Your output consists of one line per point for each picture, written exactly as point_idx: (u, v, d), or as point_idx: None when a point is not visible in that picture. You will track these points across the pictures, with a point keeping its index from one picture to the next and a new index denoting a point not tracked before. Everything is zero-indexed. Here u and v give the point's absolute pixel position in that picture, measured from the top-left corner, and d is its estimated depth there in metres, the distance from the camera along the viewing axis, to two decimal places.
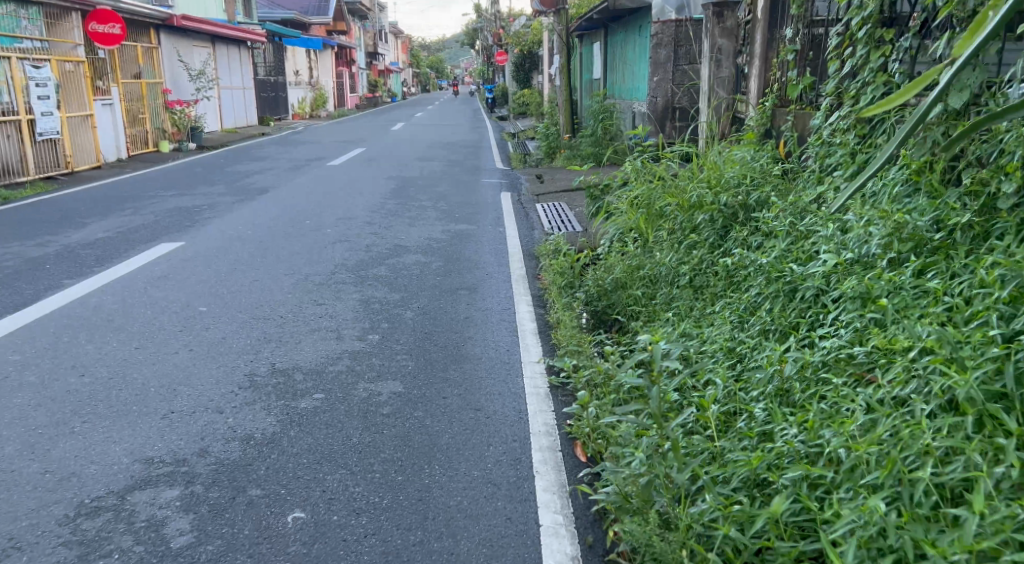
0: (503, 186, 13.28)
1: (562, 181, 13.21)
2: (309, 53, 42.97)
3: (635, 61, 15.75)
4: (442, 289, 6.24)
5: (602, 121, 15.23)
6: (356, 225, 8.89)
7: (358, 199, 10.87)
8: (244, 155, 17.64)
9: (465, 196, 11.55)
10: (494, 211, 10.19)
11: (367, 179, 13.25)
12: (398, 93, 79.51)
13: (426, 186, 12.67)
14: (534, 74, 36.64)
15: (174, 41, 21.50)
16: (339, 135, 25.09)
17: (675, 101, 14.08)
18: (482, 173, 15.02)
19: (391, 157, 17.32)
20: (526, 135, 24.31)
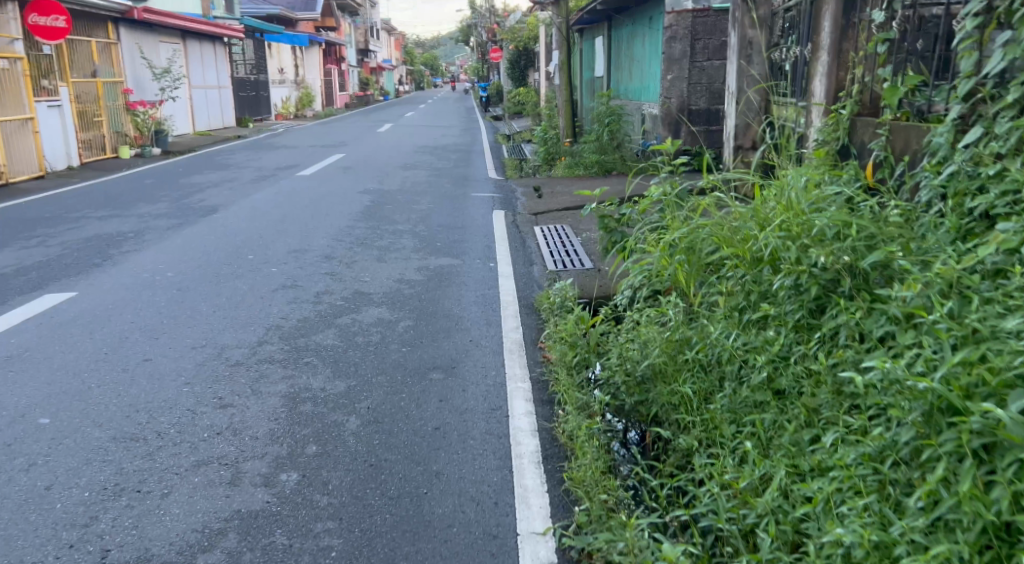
0: (497, 201, 11.59)
1: (565, 195, 11.58)
2: (295, 50, 41.30)
3: (644, 57, 14.12)
4: (407, 371, 4.52)
5: (609, 125, 13.56)
6: (310, 262, 7.16)
7: (322, 222, 9.13)
8: (209, 163, 15.90)
9: (451, 216, 9.82)
10: (484, 238, 8.48)
11: (338, 194, 11.52)
12: (390, 91, 77.61)
13: (406, 202, 10.93)
14: (530, 71, 34.89)
15: (136, 36, 19.72)
16: (321, 138, 23.40)
17: (691, 102, 12.62)
18: (472, 184, 13.31)
19: (371, 165, 15.57)
20: (522, 138, 22.60)
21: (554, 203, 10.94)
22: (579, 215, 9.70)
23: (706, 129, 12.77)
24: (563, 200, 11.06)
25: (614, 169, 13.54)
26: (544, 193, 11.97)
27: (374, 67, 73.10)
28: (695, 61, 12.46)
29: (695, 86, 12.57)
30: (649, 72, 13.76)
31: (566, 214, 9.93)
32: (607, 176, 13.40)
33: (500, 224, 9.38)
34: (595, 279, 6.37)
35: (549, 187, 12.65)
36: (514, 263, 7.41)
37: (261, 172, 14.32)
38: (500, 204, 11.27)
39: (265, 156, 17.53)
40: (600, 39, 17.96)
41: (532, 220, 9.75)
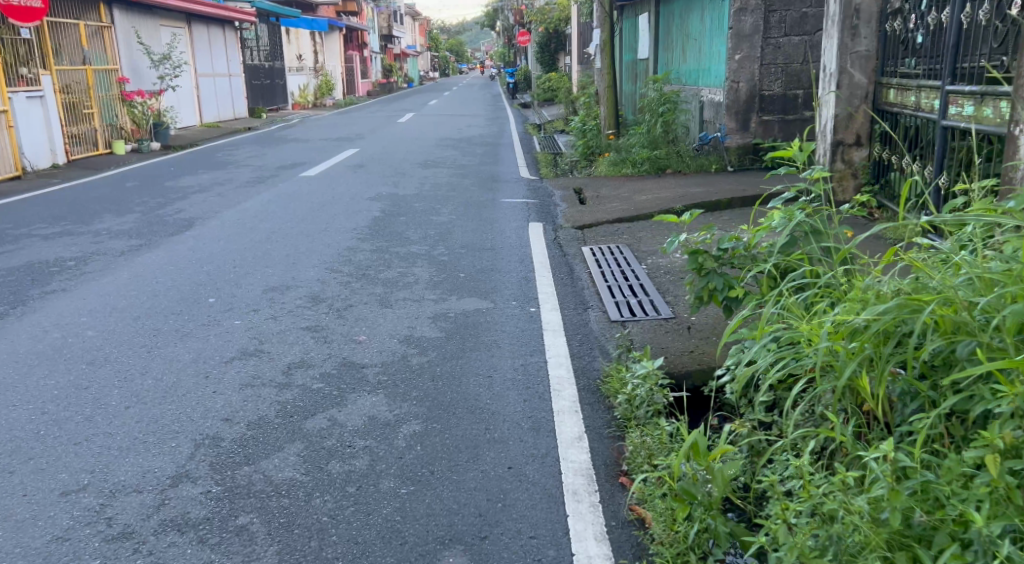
0: (532, 210, 9.72)
1: (615, 202, 9.74)
2: (313, 36, 39.64)
3: (700, 36, 12.32)
4: (404, 556, 2.69)
5: (662, 115, 11.75)
6: (289, 308, 5.31)
7: (315, 244, 7.29)
8: (206, 162, 14.16)
9: (477, 235, 7.95)
10: (521, 265, 6.64)
11: (342, 202, 9.69)
12: (414, 79, 75.80)
13: (424, 214, 9.07)
14: (559, 55, 32.97)
15: (133, 19, 18.01)
16: (337, 129, 21.70)
17: (763, 86, 10.95)
18: (503, 187, 11.44)
19: (387, 163, 13.74)
20: (554, 130, 20.74)
21: (603, 213, 9.08)
22: (637, 233, 7.78)
23: (781, 119, 11.08)
24: (614, 210, 9.20)
25: (666, 167, 11.66)
26: (589, 200, 10.09)
27: (398, 54, 71.33)
28: (768, 37, 10.77)
29: (768, 68, 10.88)
30: (709, 51, 11.91)
31: (620, 229, 8.03)
32: (661, 175, 11.52)
33: (539, 245, 7.50)
34: (685, 351, 4.47)
35: (594, 190, 10.77)
36: (564, 311, 5.50)
37: (261, 173, 12.53)
38: (537, 214, 9.38)
39: (270, 152, 15.75)
40: (645, 17, 16.03)
41: (579, 237, 7.85)
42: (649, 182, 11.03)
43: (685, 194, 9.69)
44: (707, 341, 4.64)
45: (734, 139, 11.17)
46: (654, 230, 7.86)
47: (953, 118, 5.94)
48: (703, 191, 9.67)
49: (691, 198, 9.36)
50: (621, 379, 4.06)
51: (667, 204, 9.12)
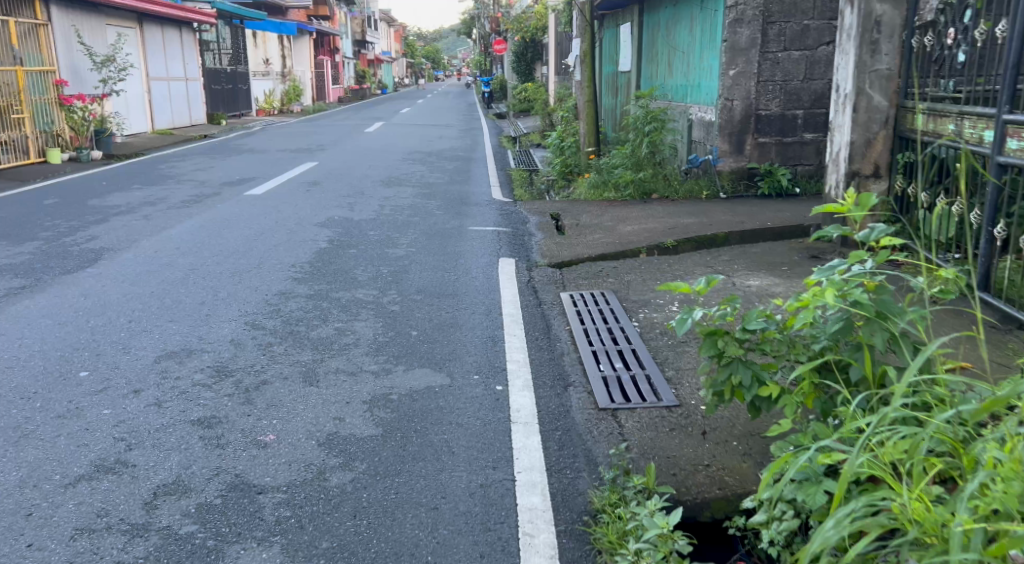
0: (502, 241, 8.59)
1: (597, 233, 8.66)
2: (281, 40, 38.36)
3: (689, 49, 11.30)
4: None
5: (648, 135, 10.69)
6: (182, 389, 4.12)
7: (240, 288, 6.09)
8: (145, 176, 12.92)
9: (437, 275, 6.79)
10: (486, 323, 5.49)
11: (285, 230, 8.51)
12: (389, 85, 74.56)
13: (378, 246, 7.90)
14: (537, 65, 31.91)
15: (73, 17, 16.70)
16: (299, 139, 20.45)
17: (759, 105, 9.89)
18: (470, 211, 10.32)
19: (346, 180, 12.57)
20: (529, 144, 19.66)
21: (584, 249, 7.99)
22: (625, 276, 6.68)
23: (778, 142, 9.98)
24: (596, 245, 8.10)
25: (652, 192, 10.60)
26: (567, 230, 9.00)
27: (372, 59, 70.07)
28: (765, 51, 9.72)
29: (765, 86, 9.82)
30: (699, 65, 10.90)
31: (604, 270, 6.93)
32: (646, 200, 10.45)
33: (510, 290, 6.35)
34: (702, 468, 3.35)
35: (573, 217, 9.70)
36: (538, 391, 4.35)
37: (203, 191, 11.32)
38: (507, 247, 8.26)
39: (220, 166, 14.53)
40: (628, 26, 14.99)
41: (556, 279, 6.73)
42: (635, 209, 9.96)
43: (675, 224, 8.62)
44: (728, 449, 3.50)
45: (727, 162, 10.10)
46: (643, 272, 6.76)
47: (1011, 154, 4.89)
48: (697, 222, 8.59)
49: (683, 230, 8.29)
50: (620, 534, 2.89)
51: (656, 238, 8.05)
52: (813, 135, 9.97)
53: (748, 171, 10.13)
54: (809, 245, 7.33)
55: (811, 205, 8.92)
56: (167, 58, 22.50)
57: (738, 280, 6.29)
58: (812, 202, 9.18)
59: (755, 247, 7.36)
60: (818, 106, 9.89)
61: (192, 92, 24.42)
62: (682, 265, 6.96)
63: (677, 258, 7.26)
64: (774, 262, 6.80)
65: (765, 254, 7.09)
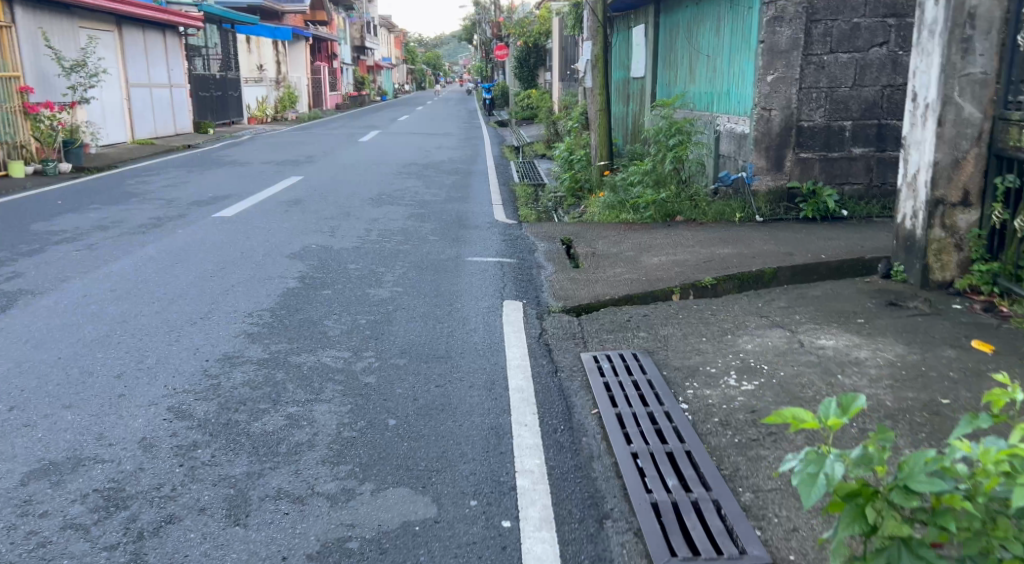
0: (507, 275, 7.30)
1: (618, 266, 7.37)
2: (276, 45, 37.21)
3: (716, 51, 10.05)
4: None
5: (672, 148, 9.39)
6: (44, 540, 2.87)
7: (174, 352, 4.82)
8: (108, 194, 11.68)
9: (426, 328, 5.50)
10: (488, 404, 4.20)
11: (250, 264, 7.24)
12: (389, 91, 73.38)
13: (357, 286, 6.62)
14: (540, 71, 30.66)
15: (40, 19, 15.53)
16: (288, 149, 19.21)
17: (801, 115, 8.59)
18: (468, 236, 9.05)
19: (330, 199, 11.31)
20: (534, 154, 18.39)
21: (604, 287, 6.70)
22: (660, 329, 5.39)
23: (822, 157, 8.67)
24: (619, 282, 6.82)
25: (676, 214, 9.33)
26: (582, 261, 7.72)
27: (371, 65, 68.90)
28: (808, 53, 8.43)
29: (808, 93, 8.53)
30: (729, 70, 9.65)
31: (632, 319, 5.64)
32: (669, 223, 9.18)
33: (517, 351, 5.05)
34: None
35: (588, 244, 8.43)
36: (562, 530, 3.05)
37: (167, 212, 10.08)
38: (512, 284, 6.98)
39: (195, 181, 13.28)
40: (642, 29, 13.72)
41: (575, 332, 5.43)
42: (658, 234, 8.68)
43: (710, 255, 7.34)
44: None
45: (764, 180, 8.79)
46: (682, 323, 5.47)
47: None
48: (735, 254, 7.31)
49: (721, 264, 7.00)
50: None
51: (690, 274, 6.77)
52: (863, 150, 8.64)
53: (787, 192, 8.82)
54: (879, 286, 6.04)
55: (866, 233, 7.60)
56: (149, 64, 21.49)
57: (804, 337, 5.00)
58: (866, 228, 7.88)
59: (814, 288, 6.07)
60: (869, 116, 8.56)
61: (177, 101, 23.37)
62: (729, 313, 5.68)
63: (720, 302, 5.98)
64: (842, 310, 5.51)
65: (829, 299, 5.79)
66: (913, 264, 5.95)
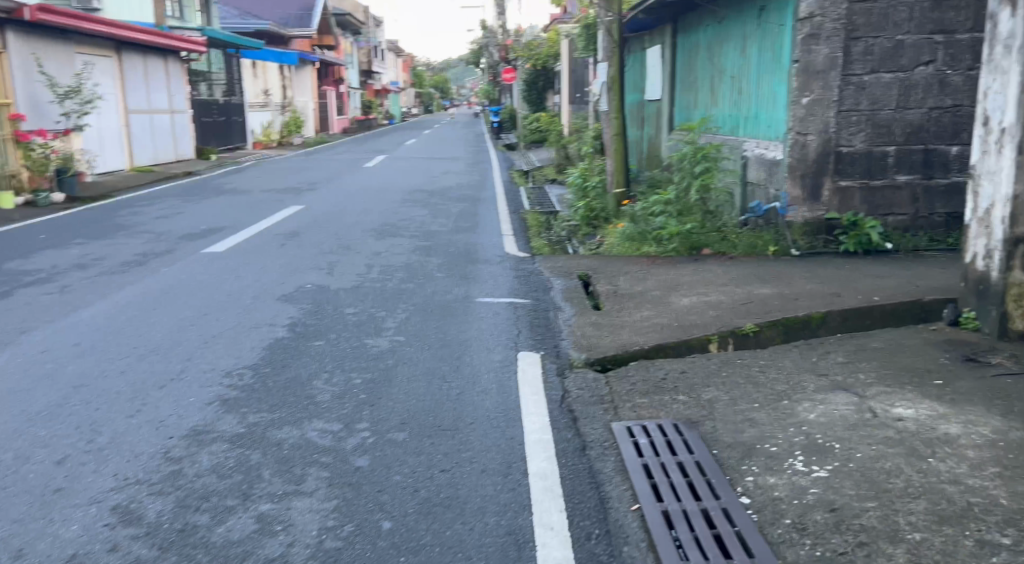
0: (521, 319, 6.58)
1: (644, 308, 6.64)
2: (282, 70, 36.80)
3: (743, 72, 9.38)
4: None
5: (696, 176, 8.68)
6: None
7: (136, 428, 4.10)
8: (95, 226, 11.01)
9: (430, 390, 4.76)
10: (506, 499, 3.47)
11: (237, 309, 6.52)
12: (396, 115, 73.03)
13: (352, 335, 5.90)
14: (549, 94, 30.08)
15: (34, 44, 15.00)
16: (290, 176, 18.59)
17: (840, 140, 7.87)
18: (478, 272, 8.33)
19: (330, 230, 10.63)
20: (545, 180, 17.73)
21: (632, 335, 5.95)
22: (703, 393, 4.64)
23: (863, 186, 7.94)
24: (649, 328, 6.07)
25: (703, 246, 8.58)
26: (604, 302, 6.99)
27: (378, 89, 68.64)
28: (847, 73, 7.73)
29: (847, 116, 7.82)
30: (757, 91, 8.96)
31: (667, 377, 4.90)
32: (695, 257, 8.44)
33: (537, 421, 4.31)
34: None
35: (609, 282, 7.71)
36: None
37: (155, 246, 9.41)
38: (528, 330, 6.24)
39: (190, 211, 12.63)
40: (658, 49, 13.08)
41: (603, 396, 4.67)
42: (685, 269, 7.94)
43: (747, 296, 6.59)
44: None
45: (799, 211, 8.06)
46: (726, 384, 4.72)
47: None
48: (776, 294, 6.56)
49: (762, 307, 6.25)
50: None
51: (729, 320, 6.02)
52: (908, 177, 7.90)
53: (826, 223, 8.08)
54: (948, 337, 5.29)
55: (919, 270, 6.86)
56: (150, 90, 21.01)
57: (875, 404, 4.25)
58: (917, 265, 7.14)
59: (874, 338, 5.31)
60: (915, 141, 7.83)
61: (179, 126, 22.87)
62: (780, 370, 4.93)
63: (768, 354, 5.23)
64: (912, 366, 4.76)
65: (894, 351, 5.03)
66: (988, 311, 5.21)
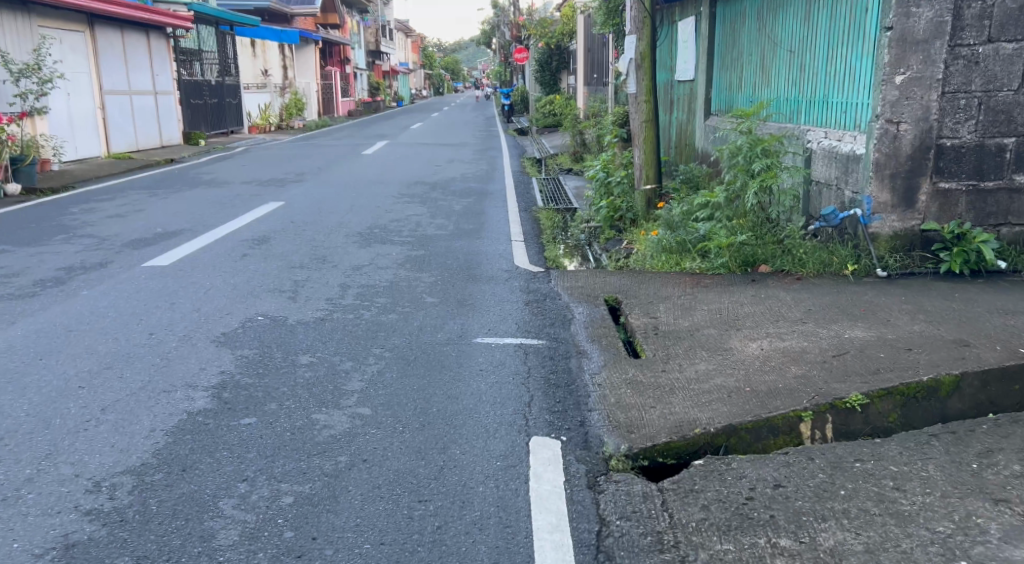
0: (534, 370, 4.93)
1: (699, 357, 4.98)
2: (282, 49, 35.09)
3: (808, 46, 7.66)
4: None
5: (753, 174, 6.95)
6: None
7: None
8: (34, 229, 9.41)
9: (391, 523, 3.13)
10: None
11: (153, 358, 4.90)
12: (405, 97, 71.17)
13: (300, 405, 4.26)
14: (564, 75, 28.23)
15: None
16: (279, 164, 16.95)
17: (943, 131, 6.15)
18: (479, 295, 6.66)
19: (307, 235, 9.01)
20: (559, 169, 16.02)
21: (688, 405, 4.27)
22: (816, 535, 3.01)
23: (972, 189, 6.24)
24: (709, 394, 4.39)
25: (758, 261, 6.92)
26: (642, 346, 5.34)
27: (387, 69, 66.86)
28: (955, 43, 5.99)
29: (953, 100, 6.09)
30: (827, 69, 7.25)
31: (756, 500, 3.25)
32: (751, 276, 6.77)
33: None
34: None
35: (646, 312, 6.06)
36: None
37: (91, 257, 7.79)
38: (542, 390, 4.58)
39: (152, 209, 11.01)
40: (692, 21, 11.33)
41: (661, 537, 3.05)
42: (741, 294, 6.26)
43: (837, 343, 4.90)
44: None
45: (887, 222, 6.34)
46: (852, 520, 3.08)
47: None
48: (876, 340, 4.88)
49: (864, 362, 4.56)
50: None
51: (822, 384, 4.33)
52: None
53: (920, 236, 6.39)
54: None
55: None
56: (130, 69, 19.42)
57: None
58: None
59: None
60: None
61: (164, 109, 21.28)
62: (928, 488, 3.27)
63: (897, 451, 3.55)
64: None
65: None
66: None
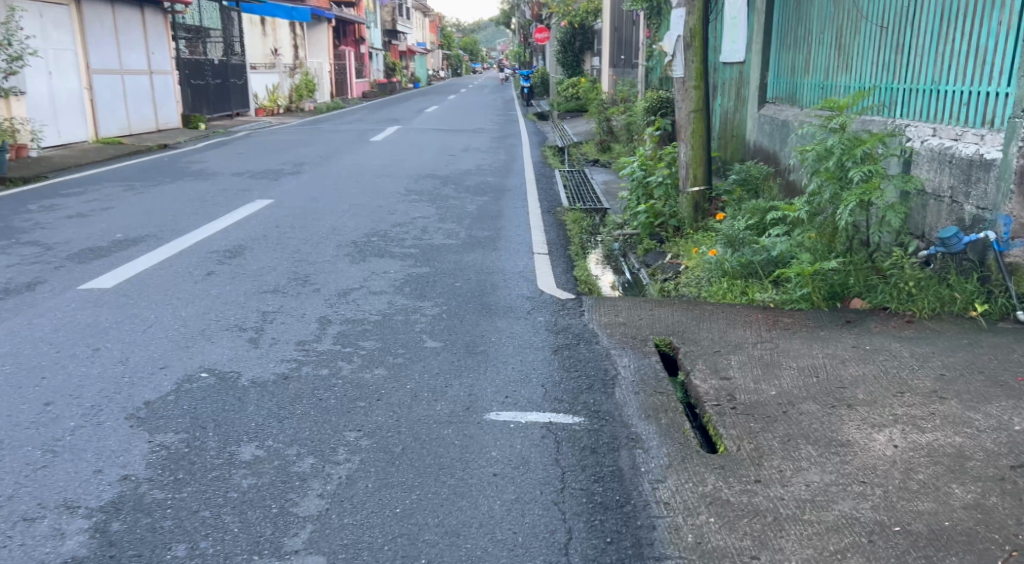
0: (574, 469, 3.48)
1: (806, 455, 3.52)
2: (294, 27, 33.62)
3: (908, 18, 6.12)
4: None
5: (846, 185, 5.39)
6: None
7: None
8: None
9: None
10: None
11: (33, 450, 3.48)
12: (422, 78, 69.41)
13: (222, 553, 2.87)
14: (587, 56, 26.62)
15: None
16: (279, 153, 15.54)
17: None
18: (494, 337, 5.21)
19: (291, 245, 7.59)
20: (585, 160, 14.52)
21: (809, 557, 2.86)
22: None
23: None
24: (840, 539, 2.95)
25: (850, 293, 5.45)
26: (718, 429, 3.87)
27: (404, 51, 65.28)
28: None
29: None
30: (936, 50, 5.72)
31: None
32: (844, 315, 5.30)
33: None
34: None
35: (714, 370, 4.58)
36: None
37: (22, 274, 6.41)
38: (581, 516, 3.15)
39: (122, 206, 9.62)
40: None
41: None
42: (838, 345, 4.76)
43: (1009, 445, 3.44)
44: None
45: None
46: None
47: None
48: None
49: None
50: None
51: (1013, 526, 2.93)
52: None
53: None
54: None
55: None
56: (122, 47, 18.04)
57: None
58: None
59: None
60: None
61: (161, 90, 19.91)
62: None
63: None
64: None
65: None
66: None
